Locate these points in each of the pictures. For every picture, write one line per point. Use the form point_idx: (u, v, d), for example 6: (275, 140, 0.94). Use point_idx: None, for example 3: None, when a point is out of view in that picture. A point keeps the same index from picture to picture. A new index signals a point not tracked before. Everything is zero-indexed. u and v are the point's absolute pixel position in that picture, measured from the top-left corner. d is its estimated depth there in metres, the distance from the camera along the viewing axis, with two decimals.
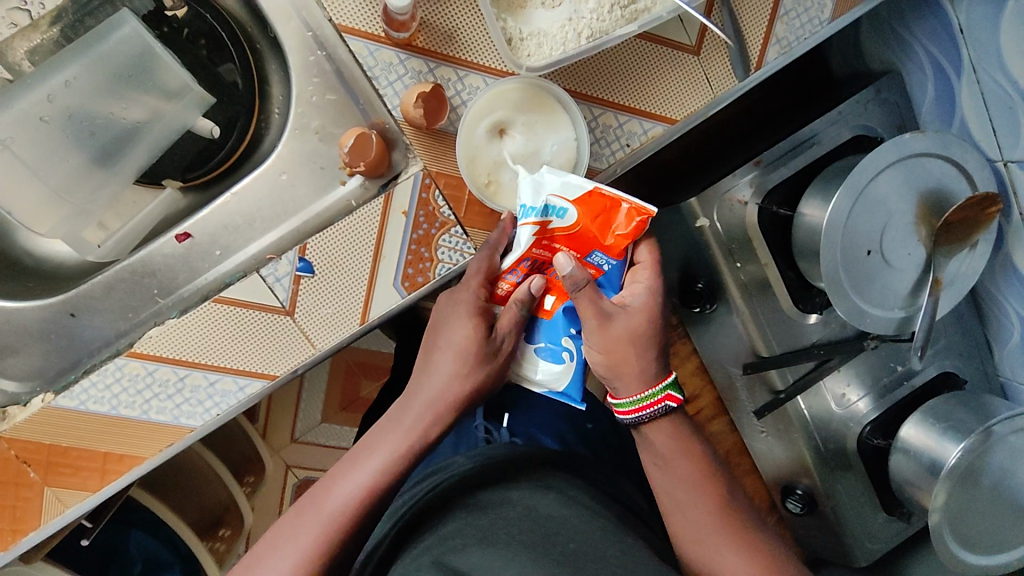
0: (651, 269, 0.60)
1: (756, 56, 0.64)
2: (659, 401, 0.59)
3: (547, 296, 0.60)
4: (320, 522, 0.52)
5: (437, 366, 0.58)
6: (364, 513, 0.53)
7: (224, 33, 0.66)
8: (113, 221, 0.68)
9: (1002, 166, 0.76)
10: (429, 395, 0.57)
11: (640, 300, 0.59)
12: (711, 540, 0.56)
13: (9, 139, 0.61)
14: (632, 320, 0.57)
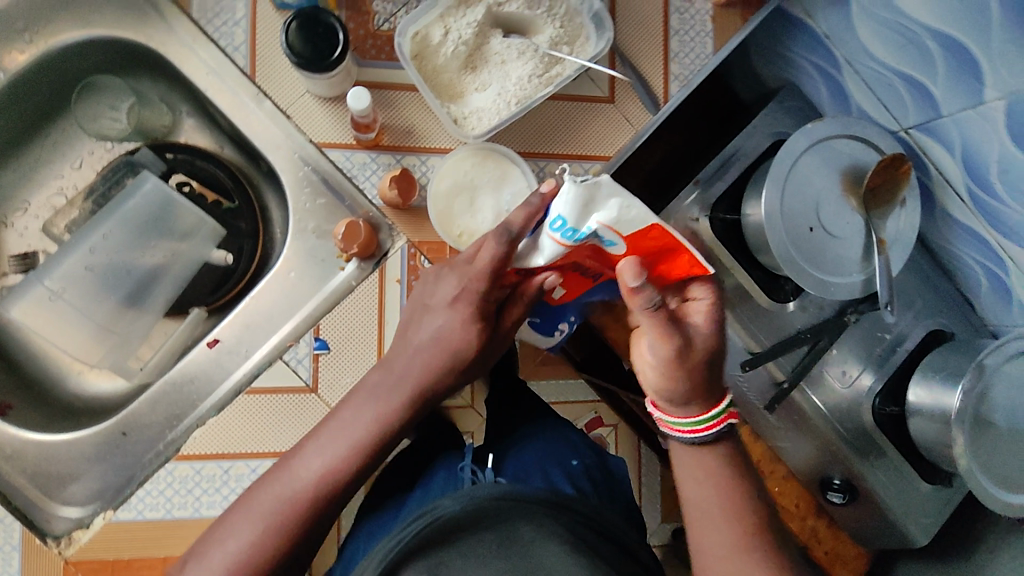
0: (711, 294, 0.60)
1: (662, 91, 0.76)
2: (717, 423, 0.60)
3: (555, 290, 0.65)
4: (280, 498, 0.55)
5: (410, 352, 0.64)
6: (334, 493, 0.57)
7: (226, 176, 0.79)
8: (148, 352, 0.77)
9: (904, 134, 0.86)
10: (401, 378, 0.62)
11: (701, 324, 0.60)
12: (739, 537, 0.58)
13: (61, 290, 0.72)
14: (707, 344, 0.60)
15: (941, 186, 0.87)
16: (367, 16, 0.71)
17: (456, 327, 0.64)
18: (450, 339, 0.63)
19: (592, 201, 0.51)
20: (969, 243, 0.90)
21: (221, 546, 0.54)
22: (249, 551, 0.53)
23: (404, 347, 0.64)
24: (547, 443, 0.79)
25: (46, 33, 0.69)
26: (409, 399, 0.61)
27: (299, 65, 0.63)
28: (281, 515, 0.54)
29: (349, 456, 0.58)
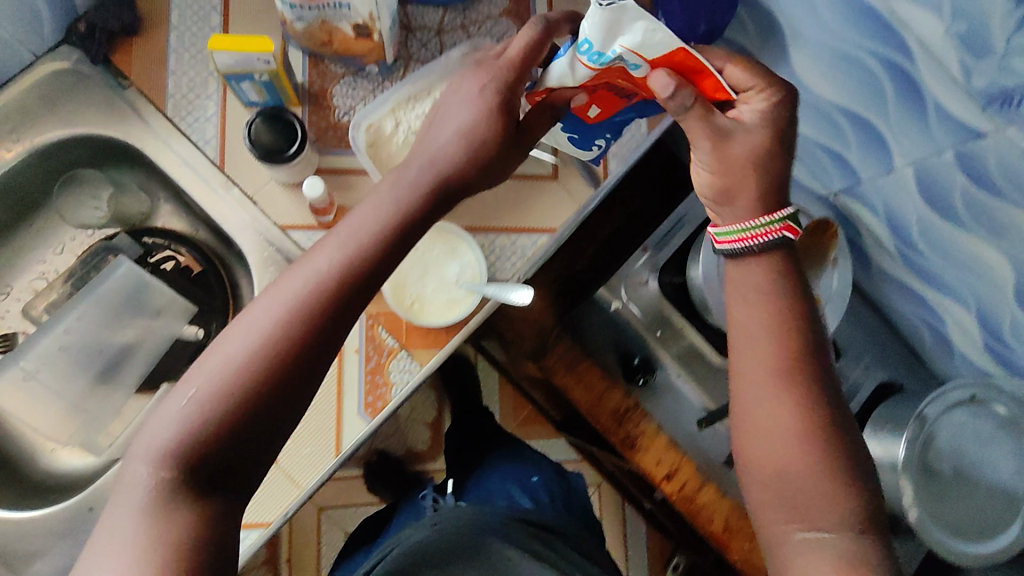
0: (766, 95, 0.57)
1: (601, 169, 0.83)
2: (775, 230, 0.58)
3: (592, 107, 0.67)
4: (304, 288, 0.51)
5: (431, 143, 0.59)
6: (360, 274, 0.52)
7: (199, 256, 0.85)
8: (118, 427, 0.80)
9: (834, 197, 0.92)
10: (421, 174, 0.58)
11: (757, 128, 0.57)
12: (778, 354, 0.56)
13: (35, 369, 0.76)
14: (751, 139, 0.56)
15: (873, 244, 0.93)
16: (328, 110, 0.78)
17: (481, 121, 0.59)
18: (472, 137, 0.59)
19: (618, 24, 0.52)
20: (908, 298, 0.95)
21: (239, 329, 0.50)
22: (275, 334, 0.49)
23: (425, 145, 0.59)
24: (510, 472, 0.95)
25: (31, 132, 0.75)
26: (434, 185, 0.57)
27: (263, 159, 0.69)
28: (287, 318, 0.50)
29: (369, 244, 0.53)
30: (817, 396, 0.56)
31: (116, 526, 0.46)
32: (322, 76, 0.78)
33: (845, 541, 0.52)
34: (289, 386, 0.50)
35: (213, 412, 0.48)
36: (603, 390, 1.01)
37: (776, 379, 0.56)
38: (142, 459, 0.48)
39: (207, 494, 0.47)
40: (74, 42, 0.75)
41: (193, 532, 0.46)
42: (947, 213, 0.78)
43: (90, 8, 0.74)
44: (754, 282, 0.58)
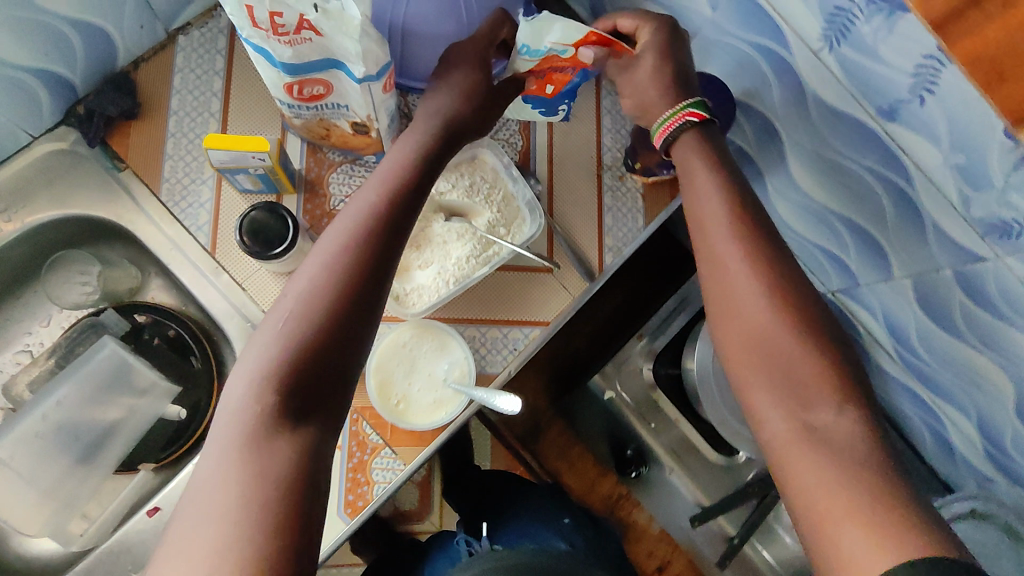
0: (656, 30, 0.66)
1: (596, 263, 0.82)
2: (680, 117, 0.63)
3: (547, 86, 0.71)
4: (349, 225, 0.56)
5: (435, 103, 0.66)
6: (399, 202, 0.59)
7: (187, 335, 0.83)
8: (95, 509, 0.79)
9: (833, 296, 0.91)
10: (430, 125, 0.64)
11: (652, 44, 0.66)
12: (744, 252, 0.57)
13: (9, 457, 0.72)
14: (656, 63, 0.65)
15: (872, 343, 0.91)
16: (323, 198, 0.78)
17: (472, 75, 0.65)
18: (471, 85, 0.65)
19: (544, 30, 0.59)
20: (909, 399, 0.92)
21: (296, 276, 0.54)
22: (334, 265, 0.53)
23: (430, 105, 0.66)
24: (540, 514, 0.82)
25: (23, 211, 0.75)
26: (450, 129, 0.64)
27: (252, 254, 0.69)
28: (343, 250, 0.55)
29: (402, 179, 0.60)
30: (790, 292, 0.55)
31: (217, 466, 0.46)
32: (320, 163, 0.78)
33: (845, 428, 0.49)
34: (358, 307, 0.53)
35: (294, 342, 0.50)
36: (596, 475, 0.98)
37: (747, 277, 0.56)
38: (235, 404, 0.49)
39: (301, 422, 0.49)
40: (73, 123, 0.75)
41: (292, 460, 0.47)
42: (948, 325, 0.75)
43: (92, 92, 0.75)
44: (707, 184, 0.61)
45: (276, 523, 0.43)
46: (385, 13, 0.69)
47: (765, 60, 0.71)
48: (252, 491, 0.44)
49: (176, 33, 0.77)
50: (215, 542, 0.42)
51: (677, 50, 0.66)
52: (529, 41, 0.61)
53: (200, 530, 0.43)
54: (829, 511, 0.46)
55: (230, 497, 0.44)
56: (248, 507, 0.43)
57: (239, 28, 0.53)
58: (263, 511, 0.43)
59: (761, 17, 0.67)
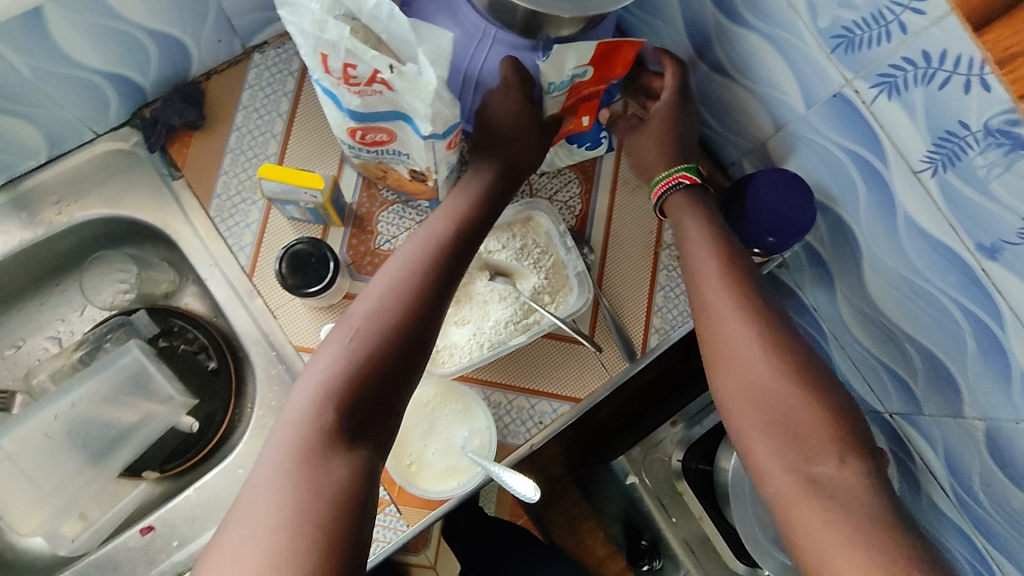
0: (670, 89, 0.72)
1: (639, 344, 0.77)
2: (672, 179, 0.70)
3: (582, 117, 0.74)
4: (411, 261, 0.59)
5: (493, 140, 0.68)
6: (460, 240, 0.61)
7: (212, 344, 0.82)
8: (94, 511, 0.77)
9: (890, 417, 0.83)
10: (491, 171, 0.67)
11: (660, 108, 0.74)
12: (743, 319, 0.59)
13: (17, 452, 0.73)
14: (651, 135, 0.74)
15: (926, 478, 0.82)
16: (370, 235, 0.75)
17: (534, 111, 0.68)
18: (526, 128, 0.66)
19: (560, 60, 0.60)
20: (957, 538, 0.82)
21: (357, 304, 0.57)
22: (394, 297, 0.56)
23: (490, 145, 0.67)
24: None
25: (72, 205, 0.75)
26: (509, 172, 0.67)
27: (290, 288, 0.67)
28: (404, 279, 0.57)
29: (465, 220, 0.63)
30: (783, 353, 0.58)
31: (279, 470, 0.47)
32: (372, 200, 0.76)
33: (847, 481, 0.52)
34: (416, 333, 0.55)
35: (355, 361, 0.52)
36: (605, 556, 0.98)
37: (742, 341, 0.59)
38: (294, 417, 0.51)
39: (356, 441, 0.50)
40: (136, 125, 0.75)
41: (349, 476, 0.48)
42: (1019, 479, 0.68)
43: (160, 98, 0.75)
44: (711, 250, 0.64)
45: (330, 531, 0.44)
46: (461, 62, 0.65)
47: (856, 167, 0.66)
48: (309, 503, 0.45)
49: (252, 49, 0.76)
50: (273, 552, 0.43)
51: (681, 114, 0.73)
52: (550, 76, 0.62)
53: (257, 538, 0.44)
54: (840, 562, 0.49)
55: (285, 508, 0.45)
56: (306, 516, 0.45)
57: (312, 70, 0.52)
58: (318, 522, 0.45)
59: (860, 124, 0.62)
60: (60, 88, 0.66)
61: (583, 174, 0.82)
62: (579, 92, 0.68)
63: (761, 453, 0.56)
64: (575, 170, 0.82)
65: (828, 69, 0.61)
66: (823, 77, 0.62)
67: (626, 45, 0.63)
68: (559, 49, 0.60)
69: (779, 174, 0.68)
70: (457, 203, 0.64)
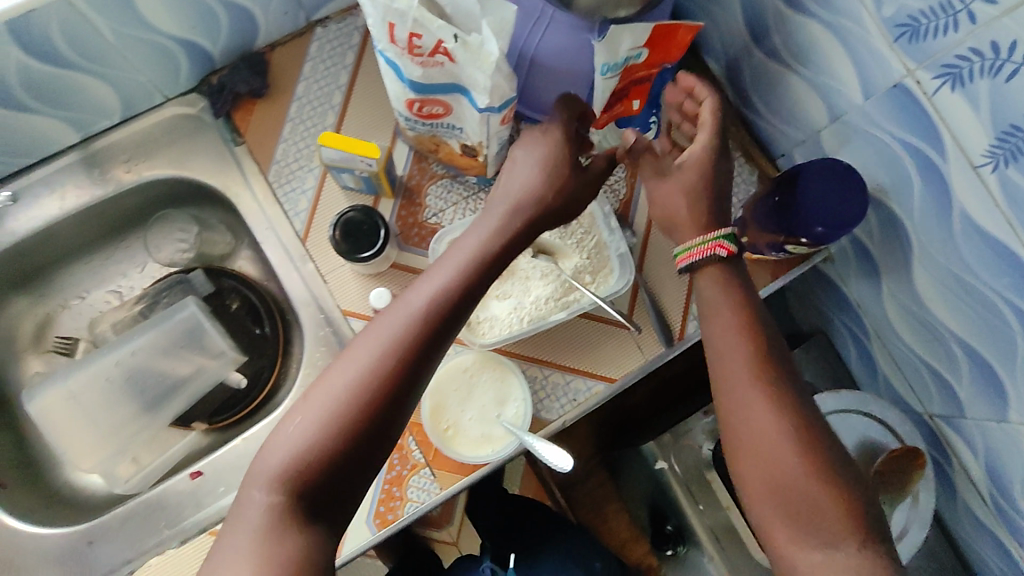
0: (707, 129, 0.61)
1: (677, 329, 0.78)
2: (708, 248, 0.59)
3: (633, 101, 0.74)
4: (400, 317, 0.54)
5: (516, 173, 0.63)
6: (455, 296, 0.56)
7: (262, 306, 0.85)
8: (145, 456, 0.80)
9: (930, 418, 0.82)
10: (504, 212, 0.61)
11: (696, 153, 0.61)
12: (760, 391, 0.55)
13: (81, 393, 0.78)
14: (685, 178, 0.61)
15: (963, 483, 0.81)
16: (418, 208, 0.78)
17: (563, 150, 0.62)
18: (556, 170, 0.61)
19: (615, 41, 0.61)
20: (991, 544, 0.80)
21: (337, 363, 0.53)
22: (376, 362, 0.52)
23: (506, 186, 0.62)
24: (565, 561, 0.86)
25: (141, 164, 0.79)
26: (520, 212, 0.61)
27: (341, 252, 0.70)
28: (390, 340, 0.53)
29: (465, 271, 0.57)
30: (801, 422, 0.54)
31: (234, 552, 0.46)
32: (422, 173, 0.78)
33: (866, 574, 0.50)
34: (391, 405, 0.52)
35: (319, 439, 0.49)
36: (628, 538, 0.99)
37: (760, 411, 0.55)
38: (255, 490, 0.49)
39: (314, 520, 0.48)
40: (203, 92, 0.79)
41: (303, 558, 0.46)
42: None
43: (227, 66, 0.78)
44: (732, 313, 0.58)
45: None
46: (518, 40, 0.67)
47: (912, 160, 0.65)
48: None
49: (315, 23, 0.79)
50: None
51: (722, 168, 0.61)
52: (603, 58, 0.63)
53: None
54: None
55: None
56: None
57: (376, 41, 0.54)
58: None
59: (919, 115, 0.61)
60: (136, 51, 0.69)
61: None
62: (631, 74, 0.69)
63: (775, 531, 0.54)
64: None
65: (890, 59, 0.61)
66: (884, 67, 0.61)
67: (683, 27, 0.63)
68: (615, 30, 0.61)
69: (831, 164, 0.67)
70: (459, 248, 0.59)
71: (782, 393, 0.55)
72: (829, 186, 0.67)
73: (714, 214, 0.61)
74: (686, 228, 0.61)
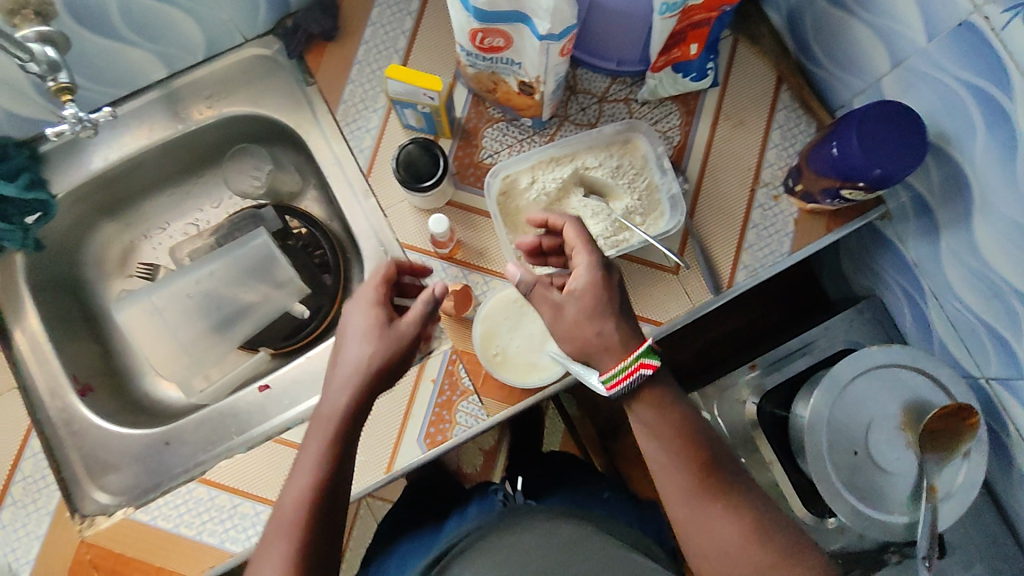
0: (585, 254, 0.64)
1: (726, 278, 0.79)
2: (634, 370, 0.60)
3: (691, 45, 0.75)
4: (284, 522, 0.57)
5: (340, 356, 0.63)
6: (322, 489, 0.58)
7: (327, 246, 0.90)
8: (216, 374, 0.87)
9: (985, 382, 0.80)
10: (340, 395, 0.61)
11: (584, 280, 0.63)
12: (698, 486, 0.59)
13: (165, 307, 0.85)
14: (582, 303, 0.63)
15: (1019, 450, 0.78)
16: (475, 148, 0.80)
17: (375, 319, 0.63)
18: (372, 345, 0.62)
19: None
20: None
21: None
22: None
23: (333, 371, 0.63)
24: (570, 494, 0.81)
25: (220, 102, 0.85)
26: (353, 395, 0.61)
27: (401, 183, 0.73)
28: (286, 550, 0.56)
29: (320, 462, 0.59)
30: (756, 523, 0.59)
31: None
32: (480, 115, 0.81)
33: None
34: None
35: None
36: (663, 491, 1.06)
37: (719, 521, 0.58)
38: None
39: None
40: (279, 34, 0.84)
41: None
42: None
43: (302, 9, 0.82)
44: (667, 428, 0.61)
45: None
46: None
47: (976, 103, 0.63)
48: None
49: None
50: None
51: (613, 291, 0.63)
52: None
53: None
54: None
55: None
56: None
57: None
58: None
59: (986, 54, 0.60)
60: None
61: (684, 107, 0.83)
62: (689, 16, 0.69)
63: None
64: (677, 101, 0.83)
65: None
66: (951, 4, 0.60)
67: None
68: None
69: (886, 109, 0.66)
70: (312, 447, 0.60)
71: (733, 502, 0.59)
72: (875, 127, 0.66)
73: (626, 332, 0.62)
74: (608, 354, 0.62)
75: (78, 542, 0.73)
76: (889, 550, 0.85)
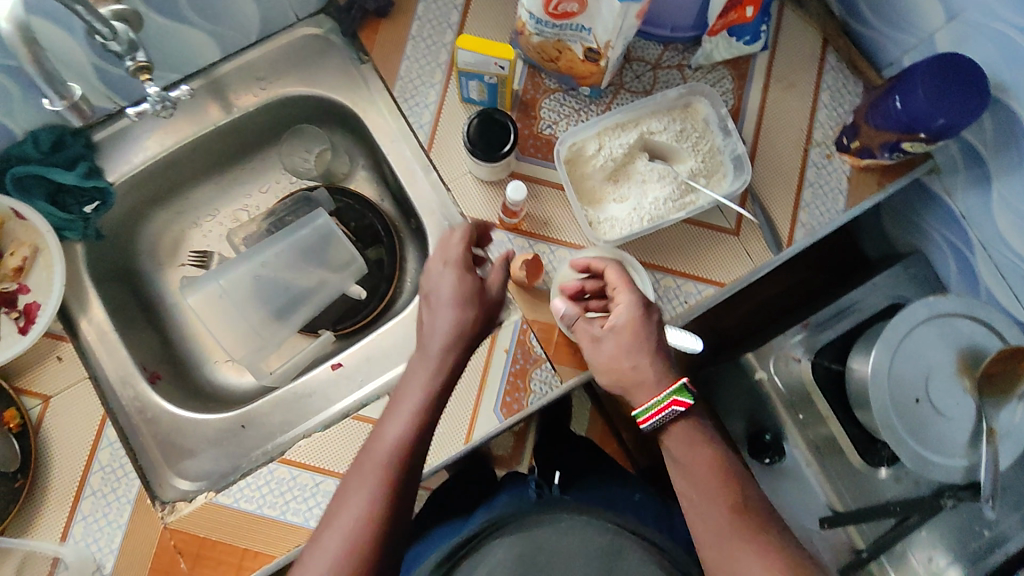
0: (624, 294, 0.65)
1: (786, 236, 0.80)
2: (665, 406, 0.61)
3: (747, 8, 0.75)
4: (374, 463, 0.58)
5: (437, 313, 0.65)
6: (417, 443, 0.59)
7: (379, 225, 0.90)
8: (276, 361, 0.87)
9: None
10: (440, 354, 0.63)
11: (623, 318, 0.65)
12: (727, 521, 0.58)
13: (228, 290, 0.85)
14: (619, 338, 0.64)
15: None
16: (534, 120, 0.81)
17: (467, 280, 0.67)
18: (465, 305, 0.65)
19: None
20: None
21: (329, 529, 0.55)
22: (361, 522, 0.55)
23: (430, 327, 0.65)
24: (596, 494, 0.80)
25: (275, 82, 0.84)
26: (449, 355, 0.64)
27: (472, 155, 0.74)
28: (373, 494, 0.56)
29: (418, 416, 0.60)
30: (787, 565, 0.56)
31: None
32: (536, 87, 0.82)
33: None
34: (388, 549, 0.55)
35: None
36: None
37: (747, 559, 0.57)
38: None
39: None
40: (332, 13, 0.84)
41: None
42: None
43: None
44: (700, 461, 0.61)
45: None
46: None
47: None
48: None
49: None
50: None
51: (654, 334, 0.64)
52: None
53: None
54: None
55: None
56: None
57: None
58: None
59: None
60: None
61: (736, 71, 0.84)
62: None
63: None
64: (729, 66, 0.84)
65: None
66: None
67: None
68: None
69: (941, 64, 0.69)
70: (408, 399, 0.61)
71: (764, 540, 0.58)
72: (934, 80, 0.69)
73: (662, 368, 0.63)
74: (644, 388, 0.63)
75: (162, 529, 0.72)
76: (943, 495, 0.84)
